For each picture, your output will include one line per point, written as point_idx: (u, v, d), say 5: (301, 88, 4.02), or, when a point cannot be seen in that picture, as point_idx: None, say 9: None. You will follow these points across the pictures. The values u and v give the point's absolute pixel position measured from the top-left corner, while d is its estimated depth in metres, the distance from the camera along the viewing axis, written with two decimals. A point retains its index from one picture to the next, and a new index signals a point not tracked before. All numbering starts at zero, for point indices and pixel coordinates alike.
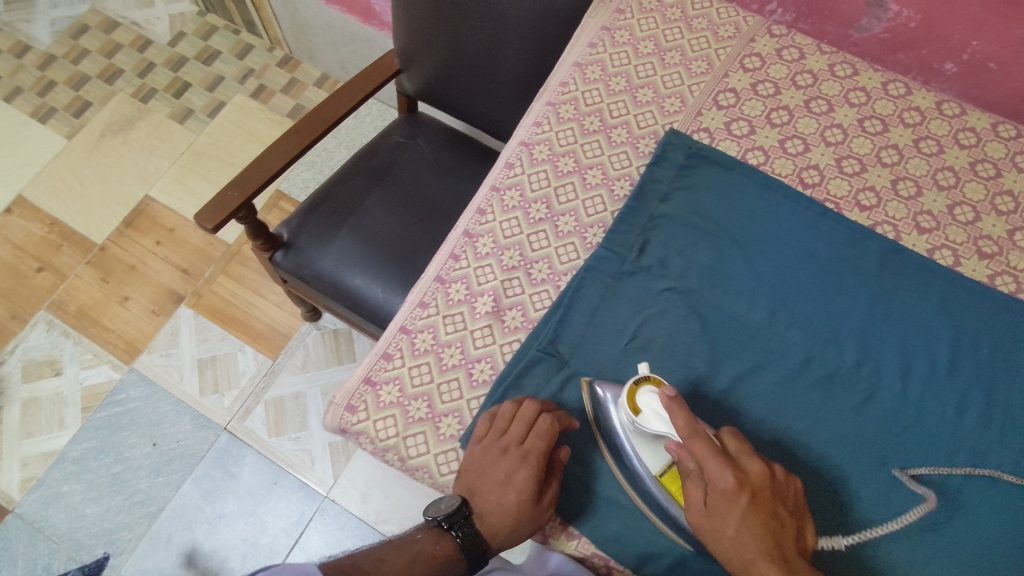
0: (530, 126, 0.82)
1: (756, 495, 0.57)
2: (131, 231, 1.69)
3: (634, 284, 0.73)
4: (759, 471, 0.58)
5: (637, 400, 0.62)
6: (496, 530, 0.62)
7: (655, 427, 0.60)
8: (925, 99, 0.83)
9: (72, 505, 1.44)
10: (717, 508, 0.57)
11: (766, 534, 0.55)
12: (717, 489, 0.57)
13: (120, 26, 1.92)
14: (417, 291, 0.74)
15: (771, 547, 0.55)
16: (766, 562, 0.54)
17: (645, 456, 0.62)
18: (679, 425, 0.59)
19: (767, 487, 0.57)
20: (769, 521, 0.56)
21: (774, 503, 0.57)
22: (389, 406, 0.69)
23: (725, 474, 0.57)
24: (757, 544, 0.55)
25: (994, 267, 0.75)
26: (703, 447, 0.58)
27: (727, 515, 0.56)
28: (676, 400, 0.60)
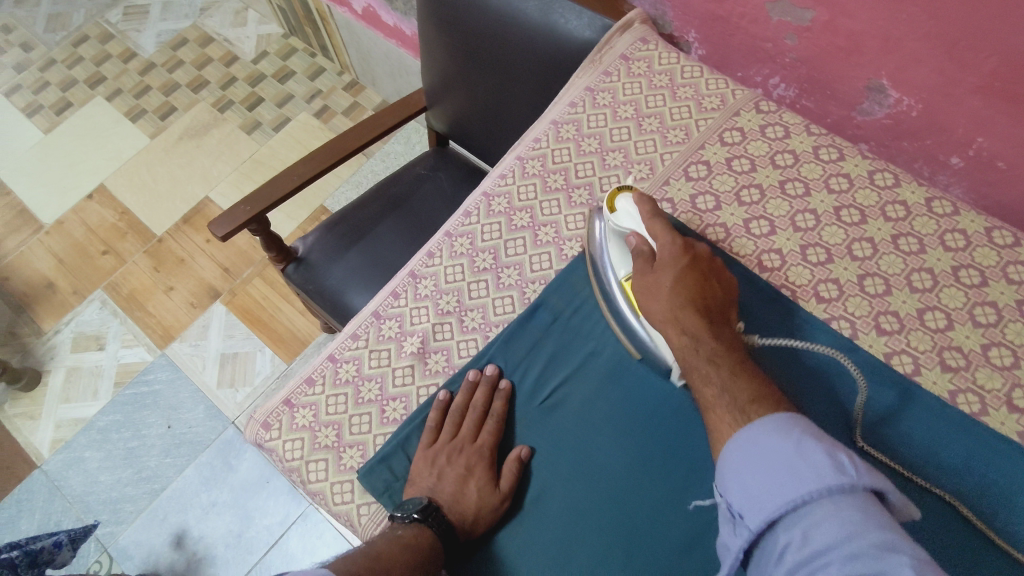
0: (496, 178, 0.85)
1: (694, 262, 0.67)
2: (187, 227, 1.84)
3: (561, 343, 0.73)
4: (703, 250, 0.69)
5: (616, 202, 0.73)
6: (465, 519, 0.63)
7: (626, 223, 0.71)
8: (913, 192, 0.78)
9: (89, 470, 1.56)
10: (664, 265, 0.67)
11: (696, 291, 0.65)
12: (664, 260, 0.67)
13: (214, 42, 2.14)
14: (354, 323, 0.77)
15: (699, 301, 0.65)
16: (691, 313, 0.64)
17: (614, 258, 0.72)
18: (644, 219, 0.70)
19: (707, 262, 0.68)
20: (699, 284, 0.66)
21: (708, 272, 0.67)
22: (301, 430, 0.71)
23: (671, 245, 0.68)
24: (686, 299, 0.65)
25: (957, 382, 0.68)
26: (660, 229, 0.69)
27: (669, 274, 0.67)
28: (646, 197, 0.71)
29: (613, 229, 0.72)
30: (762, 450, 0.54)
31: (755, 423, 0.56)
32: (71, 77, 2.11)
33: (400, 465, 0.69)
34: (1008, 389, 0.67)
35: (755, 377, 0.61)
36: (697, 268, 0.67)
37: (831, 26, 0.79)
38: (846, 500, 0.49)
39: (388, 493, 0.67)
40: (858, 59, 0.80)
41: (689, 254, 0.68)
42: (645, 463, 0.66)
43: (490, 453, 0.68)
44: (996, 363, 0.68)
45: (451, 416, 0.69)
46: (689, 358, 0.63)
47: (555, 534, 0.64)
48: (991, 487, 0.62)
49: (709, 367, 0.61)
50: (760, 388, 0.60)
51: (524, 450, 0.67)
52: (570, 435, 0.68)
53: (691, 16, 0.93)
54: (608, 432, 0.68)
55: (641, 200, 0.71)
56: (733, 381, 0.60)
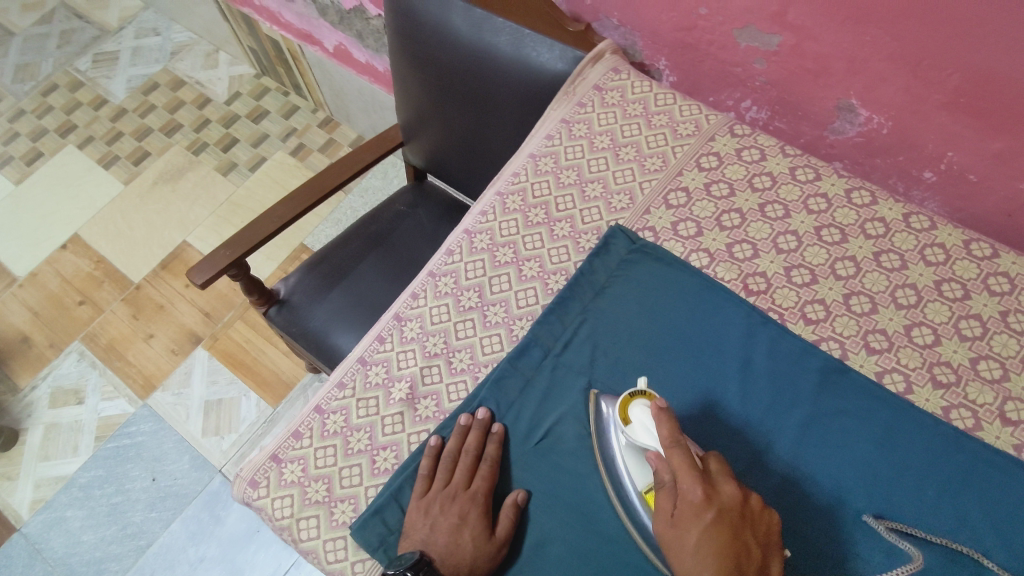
0: (477, 215, 0.84)
1: (724, 512, 0.55)
2: (165, 273, 1.81)
3: (554, 380, 0.72)
4: (734, 493, 0.56)
5: (630, 410, 0.63)
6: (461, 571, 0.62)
7: (644, 440, 0.61)
8: (891, 210, 0.79)
9: (72, 530, 1.51)
10: (683, 519, 0.55)
11: (726, 547, 0.53)
12: (687, 501, 0.56)
13: (186, 85, 2.13)
14: (339, 371, 0.76)
15: (732, 574, 0.52)
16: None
17: (635, 473, 0.62)
18: (661, 439, 0.59)
19: (737, 508, 0.55)
20: (733, 537, 0.54)
21: (742, 525, 0.55)
22: (290, 486, 0.69)
23: (696, 487, 0.56)
24: (715, 564, 0.52)
25: (949, 398, 0.68)
26: (682, 462, 0.57)
27: (693, 526, 0.55)
28: (664, 412, 0.60)
29: (630, 445, 0.62)
30: None
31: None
32: (41, 127, 2.08)
33: (393, 517, 0.66)
34: (1000, 403, 0.67)
35: None
36: (726, 512, 0.55)
37: (799, 50, 0.80)
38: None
39: (383, 547, 0.65)
40: (828, 81, 0.81)
41: (717, 498, 0.56)
42: None
43: (485, 499, 0.66)
44: (986, 377, 0.69)
45: (443, 462, 0.67)
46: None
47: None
48: (994, 505, 0.62)
49: None
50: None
51: (520, 495, 0.66)
52: (567, 476, 0.67)
53: (661, 44, 0.94)
54: (605, 470, 0.66)
55: (658, 412, 0.61)
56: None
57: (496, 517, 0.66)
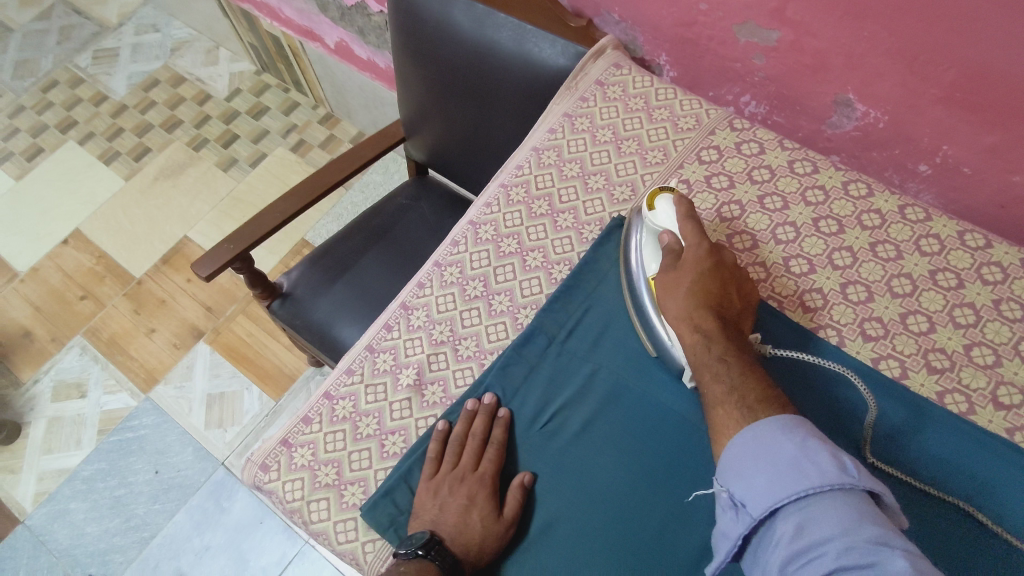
0: (481, 206, 0.86)
1: (719, 270, 0.70)
2: (167, 268, 1.82)
3: (558, 367, 0.74)
4: (729, 259, 0.72)
5: (655, 201, 0.75)
6: (470, 550, 0.63)
7: (661, 220, 0.74)
8: (887, 201, 0.81)
9: (76, 522, 1.52)
10: (688, 265, 0.70)
11: (715, 293, 0.68)
12: (694, 258, 0.70)
13: (186, 82, 2.14)
14: (347, 358, 0.77)
15: (714, 306, 0.68)
16: (707, 313, 0.67)
17: (646, 253, 0.74)
18: (679, 218, 0.73)
19: (728, 270, 0.71)
20: (719, 289, 0.69)
21: (727, 281, 0.70)
22: (300, 469, 0.71)
23: (699, 249, 0.70)
24: (701, 296, 0.68)
25: (943, 383, 0.70)
26: (692, 229, 0.72)
27: (691, 275, 0.69)
28: (684, 202, 0.74)
29: (647, 228, 0.75)
30: (765, 444, 0.57)
31: (765, 421, 0.59)
32: (41, 123, 2.09)
33: (404, 498, 0.68)
34: (993, 388, 0.69)
35: (759, 373, 0.64)
36: (720, 270, 0.70)
37: (798, 45, 0.82)
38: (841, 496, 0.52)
39: (393, 528, 0.67)
40: (825, 76, 0.83)
41: (715, 256, 0.71)
42: (648, 479, 0.67)
43: (492, 481, 0.68)
44: (979, 362, 0.71)
45: (451, 445, 0.69)
46: (700, 353, 0.65)
47: (565, 558, 0.64)
48: (983, 484, 0.64)
49: (713, 351, 0.65)
50: (768, 390, 0.62)
51: (527, 476, 0.67)
52: (572, 458, 0.69)
53: (662, 40, 0.96)
54: (610, 452, 0.68)
55: (681, 203, 0.74)
56: (742, 380, 0.63)
57: (504, 498, 0.67)
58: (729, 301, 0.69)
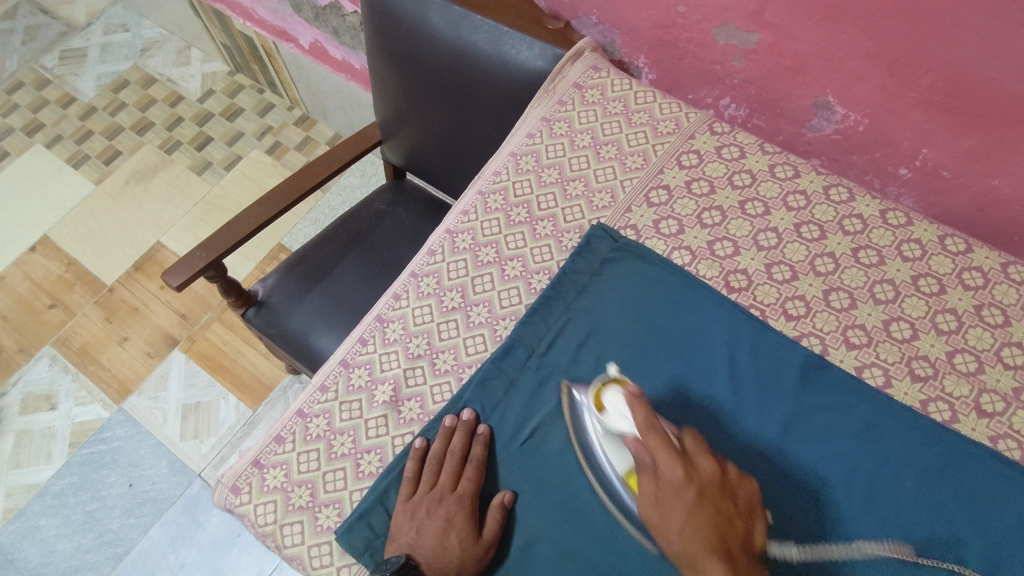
0: (458, 214, 0.84)
1: (705, 492, 0.57)
2: (139, 274, 1.78)
3: (538, 381, 0.72)
4: (711, 468, 0.58)
5: (603, 398, 0.64)
6: (448, 574, 0.61)
7: (619, 425, 0.62)
8: (868, 206, 0.80)
9: (46, 539, 1.47)
10: (665, 497, 0.58)
11: (713, 526, 0.56)
12: (670, 482, 0.58)
13: (157, 82, 2.09)
14: (321, 374, 0.75)
15: (717, 545, 0.55)
16: (712, 560, 0.54)
17: (613, 457, 0.64)
18: (640, 425, 0.60)
19: (718, 485, 0.58)
20: (716, 516, 0.56)
21: (723, 498, 0.57)
22: (272, 491, 0.69)
23: (675, 469, 0.58)
24: (702, 538, 0.55)
25: (927, 391, 0.69)
26: (658, 443, 0.58)
27: (676, 507, 0.57)
28: (636, 397, 0.61)
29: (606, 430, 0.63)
30: None
31: None
32: (6, 126, 2.03)
33: (379, 521, 0.66)
34: (976, 395, 0.69)
35: None
36: (707, 491, 0.57)
37: (777, 48, 0.81)
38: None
39: (369, 551, 0.65)
40: (805, 79, 0.82)
41: (696, 475, 0.58)
42: None
43: (472, 501, 0.66)
44: (962, 370, 0.70)
45: (429, 464, 0.67)
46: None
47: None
48: (971, 498, 0.63)
49: None
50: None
51: (507, 496, 0.66)
52: (553, 476, 0.67)
53: (640, 42, 0.94)
54: (591, 469, 0.67)
55: (634, 397, 0.62)
56: None
57: (484, 519, 0.65)
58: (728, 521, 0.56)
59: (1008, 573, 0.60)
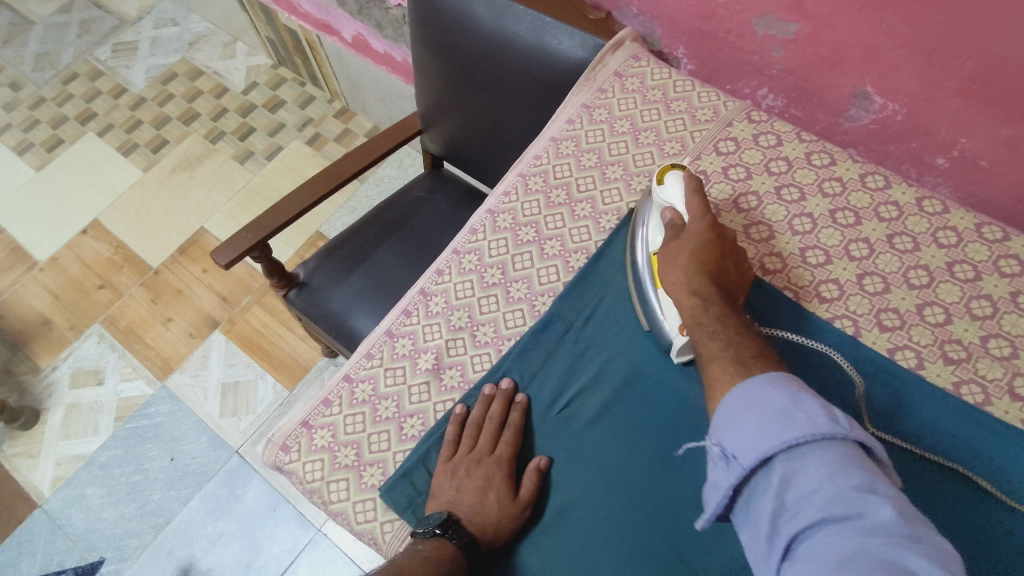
0: (500, 195, 0.87)
1: (722, 240, 0.70)
2: (184, 258, 1.85)
3: (575, 354, 0.75)
4: (730, 233, 0.71)
5: (665, 176, 0.76)
6: (486, 529, 0.64)
7: (670, 196, 0.74)
8: (904, 194, 0.81)
9: (92, 507, 1.54)
10: (689, 231, 0.70)
11: (716, 267, 0.68)
12: (696, 234, 0.69)
13: (204, 75, 2.16)
14: (367, 343, 0.78)
15: (713, 275, 0.67)
16: (709, 288, 0.66)
17: (648, 227, 0.75)
18: (687, 194, 0.73)
19: (732, 249, 0.70)
20: (719, 261, 0.68)
21: (729, 257, 0.70)
22: (320, 450, 0.72)
23: (703, 223, 0.70)
24: (705, 269, 0.67)
25: (960, 374, 0.70)
26: (697, 209, 0.71)
27: (689, 244, 0.69)
28: (697, 180, 0.74)
29: (656, 202, 0.76)
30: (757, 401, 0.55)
31: (761, 383, 0.56)
32: (61, 115, 2.12)
33: (422, 480, 0.69)
34: (1009, 379, 0.69)
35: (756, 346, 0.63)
36: (723, 242, 0.70)
37: (816, 38, 0.82)
38: (832, 447, 0.50)
39: (411, 508, 0.68)
40: (843, 68, 0.83)
41: (719, 230, 0.70)
42: (666, 464, 0.67)
43: (509, 463, 0.68)
44: (996, 354, 0.71)
45: (468, 428, 0.70)
46: (697, 321, 0.65)
47: (582, 540, 0.65)
48: (999, 476, 0.64)
49: (706, 313, 0.65)
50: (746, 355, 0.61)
51: (543, 460, 0.68)
52: (589, 444, 0.69)
53: (679, 33, 0.96)
54: (625, 437, 0.69)
55: (689, 179, 0.74)
56: (734, 339, 0.62)
57: (521, 481, 0.68)
58: (728, 275, 0.69)
59: None
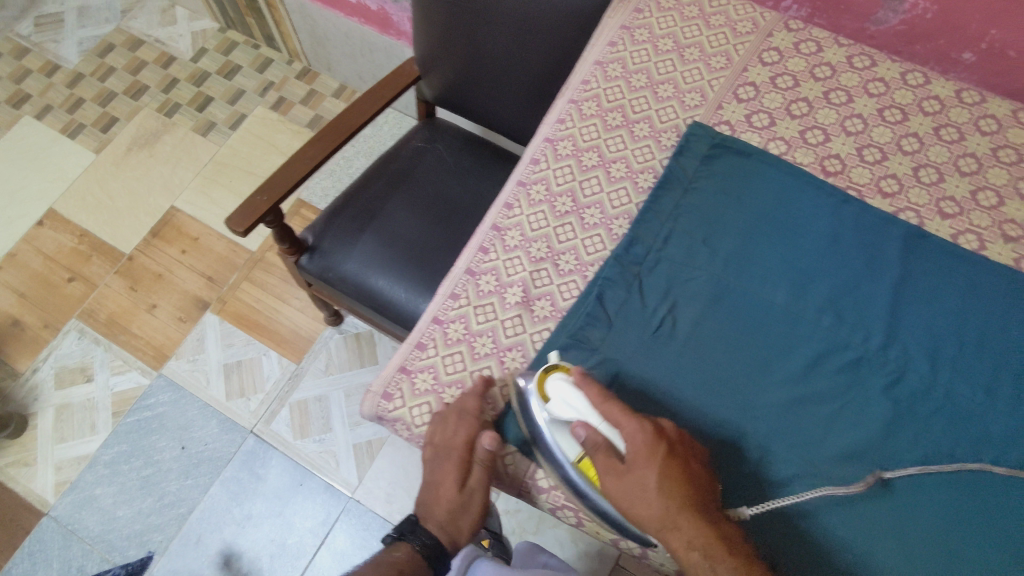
0: (554, 123, 0.85)
1: (669, 445, 0.60)
2: (157, 241, 1.74)
3: (662, 273, 0.75)
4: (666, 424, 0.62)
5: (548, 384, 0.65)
6: (449, 523, 0.69)
7: (562, 408, 0.63)
8: (944, 87, 0.84)
9: (104, 507, 1.46)
10: (640, 462, 0.59)
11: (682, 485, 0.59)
12: (637, 443, 0.60)
13: (145, 44, 2.01)
14: (448, 283, 0.77)
15: (687, 502, 0.58)
16: (683, 516, 0.58)
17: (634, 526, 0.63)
18: (587, 402, 0.62)
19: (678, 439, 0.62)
20: (682, 474, 0.59)
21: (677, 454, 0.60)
22: (425, 394, 0.71)
23: (637, 431, 0.60)
24: (672, 498, 0.58)
25: (1019, 250, 0.75)
26: (614, 408, 0.62)
27: (642, 469, 0.59)
28: (584, 377, 0.64)
29: (554, 419, 0.64)
30: None
31: None
32: None
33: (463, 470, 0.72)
34: None
35: None
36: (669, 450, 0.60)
37: None
38: None
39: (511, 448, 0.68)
40: None
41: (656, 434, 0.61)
42: (762, 369, 0.71)
43: (460, 449, 0.66)
44: None
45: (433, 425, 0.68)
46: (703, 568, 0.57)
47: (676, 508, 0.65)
48: None
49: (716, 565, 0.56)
50: None
51: (488, 439, 0.65)
52: (688, 358, 0.71)
53: None
54: (721, 348, 0.72)
55: (579, 381, 0.64)
56: None
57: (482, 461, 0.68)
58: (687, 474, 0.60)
59: None
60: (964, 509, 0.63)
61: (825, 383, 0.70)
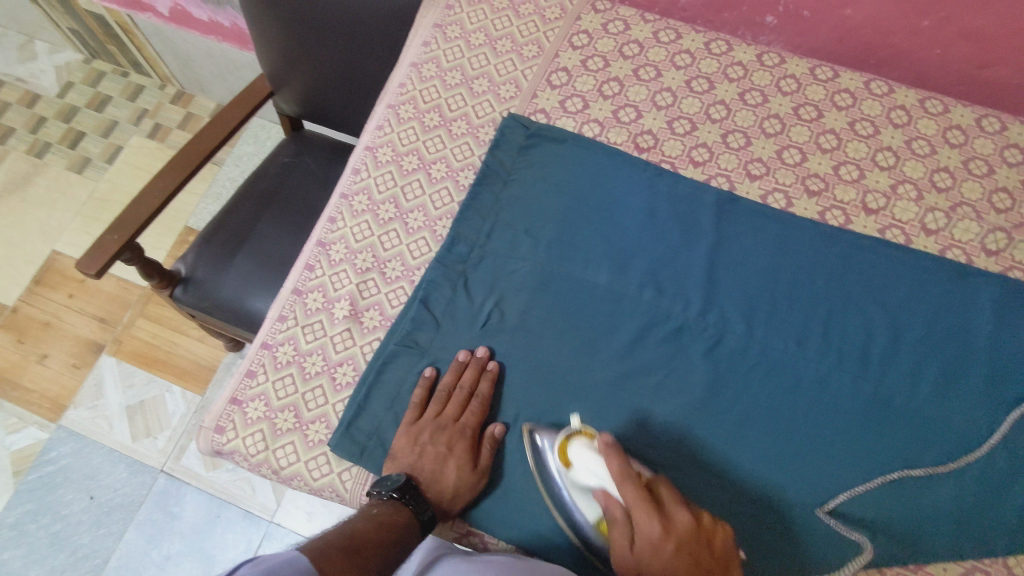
0: (373, 130, 0.85)
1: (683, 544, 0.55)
2: (42, 288, 1.68)
3: (485, 268, 0.76)
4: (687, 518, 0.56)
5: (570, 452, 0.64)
6: (444, 496, 0.64)
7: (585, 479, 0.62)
8: (746, 53, 0.87)
9: (14, 571, 1.42)
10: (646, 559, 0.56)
11: None
12: (649, 538, 0.56)
13: (5, 85, 1.92)
14: (276, 307, 0.76)
15: None
16: None
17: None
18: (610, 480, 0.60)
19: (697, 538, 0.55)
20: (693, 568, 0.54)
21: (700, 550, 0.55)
22: (257, 422, 0.71)
23: (651, 522, 0.56)
24: None
25: (822, 203, 0.79)
26: (634, 494, 0.58)
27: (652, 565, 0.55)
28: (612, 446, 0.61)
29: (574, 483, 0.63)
30: None
31: None
32: None
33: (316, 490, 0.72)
34: (862, 197, 0.79)
35: None
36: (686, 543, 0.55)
37: None
38: None
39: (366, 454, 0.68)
40: None
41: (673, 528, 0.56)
42: (588, 350, 0.72)
43: (473, 432, 0.68)
44: (847, 178, 0.80)
45: (438, 395, 0.69)
46: None
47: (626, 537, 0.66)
48: (869, 282, 0.74)
49: None
50: None
51: (500, 428, 0.68)
52: (515, 349, 0.72)
53: None
54: (548, 335, 0.73)
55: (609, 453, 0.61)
56: None
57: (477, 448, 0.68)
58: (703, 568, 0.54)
59: (908, 337, 0.72)
60: (784, 462, 0.67)
61: (649, 355, 0.72)
